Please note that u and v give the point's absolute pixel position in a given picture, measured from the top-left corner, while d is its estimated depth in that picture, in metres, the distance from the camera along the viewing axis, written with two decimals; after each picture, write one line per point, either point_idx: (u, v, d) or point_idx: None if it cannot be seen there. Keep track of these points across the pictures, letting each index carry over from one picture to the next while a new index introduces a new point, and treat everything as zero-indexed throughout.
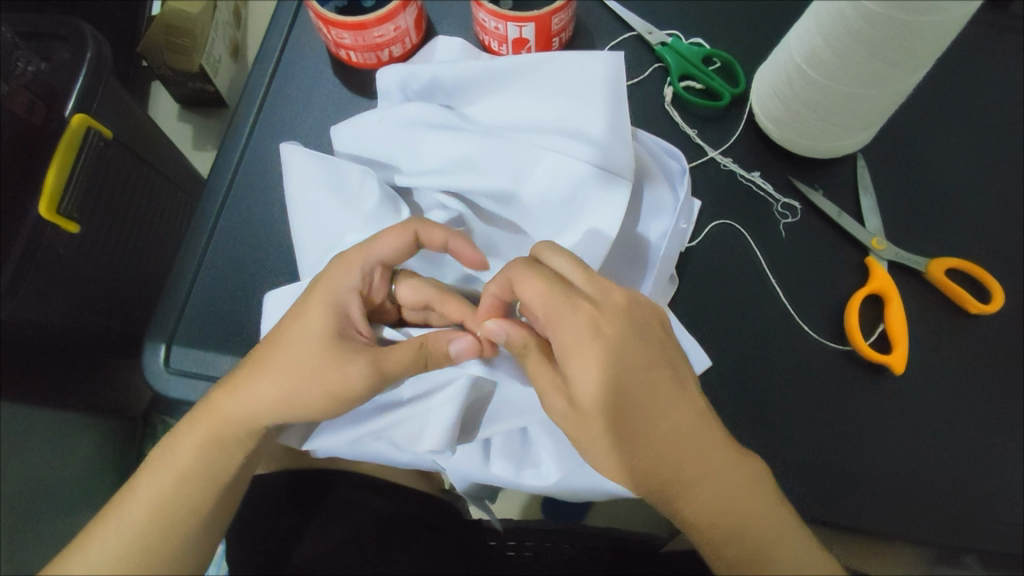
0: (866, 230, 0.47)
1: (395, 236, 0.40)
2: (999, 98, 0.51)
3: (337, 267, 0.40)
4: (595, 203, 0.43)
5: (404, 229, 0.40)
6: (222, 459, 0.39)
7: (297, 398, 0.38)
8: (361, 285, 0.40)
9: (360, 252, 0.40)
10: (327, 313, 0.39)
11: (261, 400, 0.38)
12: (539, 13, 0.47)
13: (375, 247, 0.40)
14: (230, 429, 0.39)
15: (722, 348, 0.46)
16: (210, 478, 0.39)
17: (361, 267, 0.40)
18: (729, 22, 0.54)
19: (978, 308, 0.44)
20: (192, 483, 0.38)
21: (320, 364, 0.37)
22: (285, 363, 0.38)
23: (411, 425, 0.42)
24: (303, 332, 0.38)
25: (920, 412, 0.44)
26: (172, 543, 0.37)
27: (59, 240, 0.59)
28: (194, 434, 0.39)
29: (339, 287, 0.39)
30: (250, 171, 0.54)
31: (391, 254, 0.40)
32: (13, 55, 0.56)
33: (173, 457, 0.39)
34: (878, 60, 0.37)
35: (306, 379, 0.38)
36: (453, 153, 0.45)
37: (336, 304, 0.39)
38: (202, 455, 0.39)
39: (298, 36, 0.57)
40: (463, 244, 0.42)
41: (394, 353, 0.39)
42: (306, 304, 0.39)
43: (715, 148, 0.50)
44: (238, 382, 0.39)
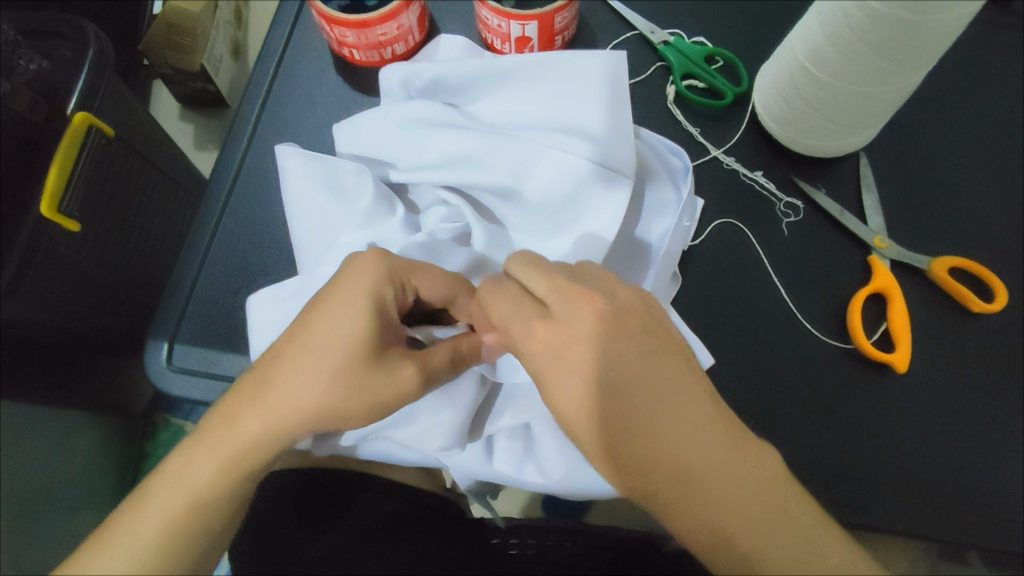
0: (869, 229, 0.47)
1: (448, 281, 0.40)
2: (1000, 97, 0.51)
3: (376, 277, 0.37)
4: (596, 200, 0.43)
5: (453, 284, 0.40)
6: (241, 477, 0.38)
7: (332, 408, 0.37)
8: (396, 296, 0.38)
9: (405, 271, 0.38)
10: (373, 326, 0.37)
11: (293, 412, 0.37)
12: (542, 12, 0.47)
13: (422, 275, 0.39)
14: (250, 449, 0.37)
15: (725, 346, 0.46)
16: (228, 493, 0.38)
17: (401, 283, 0.38)
18: (731, 21, 0.54)
19: (981, 307, 0.44)
20: (207, 496, 0.38)
21: (361, 380, 0.36)
22: (319, 370, 0.36)
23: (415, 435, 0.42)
24: (336, 342, 0.36)
25: (922, 411, 0.44)
26: (189, 553, 0.38)
27: (60, 240, 0.59)
28: (213, 455, 0.38)
29: (380, 298, 0.37)
30: (252, 170, 0.54)
31: (431, 290, 0.39)
32: (15, 54, 0.56)
33: (187, 474, 0.38)
34: (882, 58, 0.37)
35: (339, 395, 0.36)
36: (454, 151, 0.45)
37: (379, 318, 0.37)
38: (221, 476, 0.38)
39: (300, 34, 0.57)
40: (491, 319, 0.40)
41: (437, 354, 0.38)
42: (341, 314, 0.37)
43: (718, 147, 0.50)
44: (258, 397, 0.37)
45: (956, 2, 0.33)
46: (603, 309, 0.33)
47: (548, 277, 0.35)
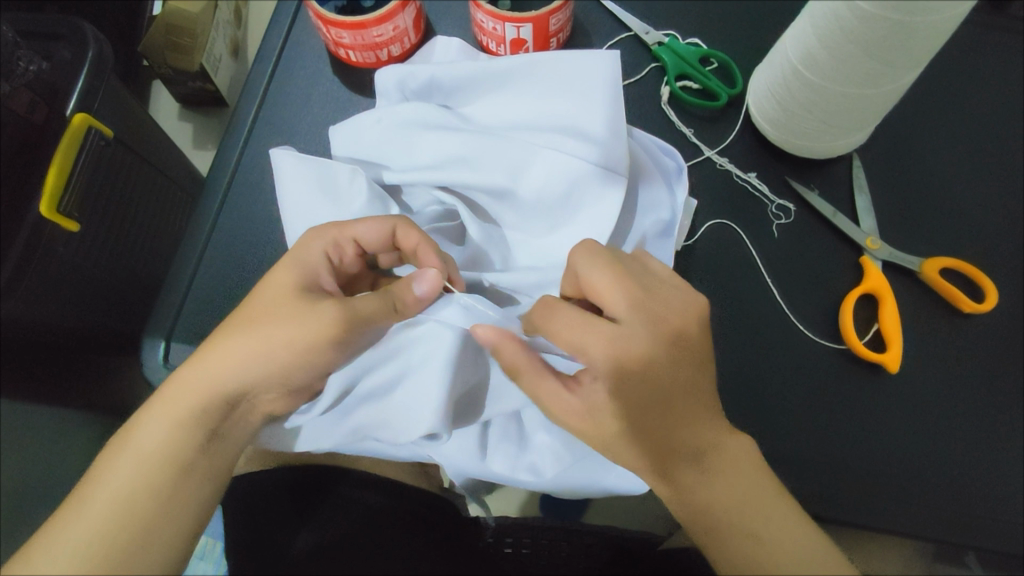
0: (861, 230, 0.47)
1: (377, 226, 0.41)
2: (992, 99, 0.51)
3: (316, 236, 0.41)
4: (590, 199, 0.43)
5: (384, 221, 0.41)
6: (184, 436, 0.39)
7: (265, 349, 0.39)
8: (331, 250, 0.42)
9: (338, 226, 0.41)
10: (300, 273, 0.41)
11: (227, 361, 0.39)
12: (537, 14, 0.47)
13: (351, 224, 0.41)
14: (193, 401, 0.39)
15: (718, 346, 0.46)
16: (168, 451, 0.38)
17: (334, 237, 0.41)
18: (726, 23, 0.54)
19: (971, 307, 0.44)
20: (155, 458, 0.38)
21: (291, 315, 0.39)
22: (258, 317, 0.39)
23: (407, 409, 0.41)
24: (272, 291, 0.40)
25: (912, 410, 0.44)
26: (137, 519, 0.37)
27: (59, 239, 0.60)
28: (155, 418, 0.39)
29: (310, 255, 0.41)
30: (249, 170, 0.54)
31: (367, 237, 0.41)
32: (15, 54, 0.58)
33: (132, 440, 0.38)
34: (873, 60, 0.38)
35: (272, 336, 0.39)
36: (448, 152, 0.45)
37: (306, 267, 0.41)
38: (164, 434, 0.38)
39: (298, 34, 0.58)
40: (430, 253, 0.41)
41: (365, 300, 0.39)
42: (274, 274, 0.41)
43: (711, 148, 0.50)
44: (199, 355, 0.40)
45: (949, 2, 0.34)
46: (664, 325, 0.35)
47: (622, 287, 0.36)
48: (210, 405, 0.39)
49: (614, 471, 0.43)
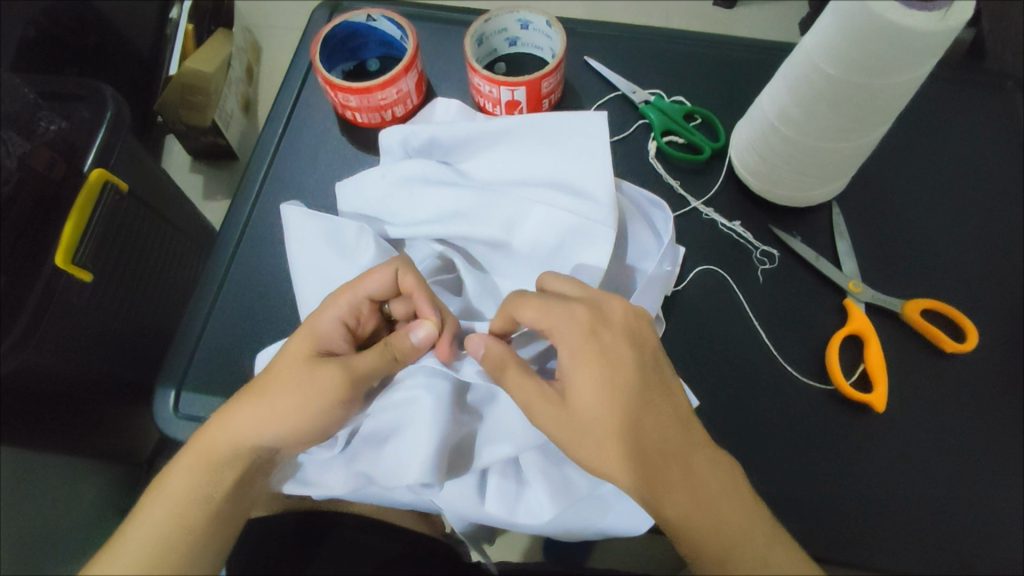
0: (843, 274, 0.49)
1: (377, 277, 0.42)
2: (960, 147, 0.54)
3: (330, 304, 0.42)
4: (581, 250, 0.45)
5: (385, 267, 0.42)
6: (209, 483, 0.40)
7: (287, 412, 0.40)
8: (347, 316, 0.43)
9: (348, 288, 0.42)
10: (314, 338, 0.42)
11: (247, 423, 0.40)
12: (530, 78, 0.51)
13: (359, 285, 0.42)
14: (221, 454, 0.41)
15: (710, 388, 0.47)
16: (198, 496, 0.40)
17: (347, 302, 0.42)
18: (708, 81, 0.58)
19: (953, 347, 0.46)
20: (182, 504, 0.39)
21: (307, 379, 0.40)
22: (280, 380, 0.41)
23: (395, 461, 0.42)
24: (292, 354, 0.42)
25: (901, 449, 0.45)
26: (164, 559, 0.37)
27: (73, 288, 0.62)
28: (187, 463, 0.40)
29: (324, 318, 0.42)
30: (260, 225, 0.57)
31: (378, 291, 0.42)
32: (36, 116, 0.64)
33: (166, 486, 0.40)
34: (843, 116, 0.41)
35: (293, 399, 0.40)
36: (448, 207, 0.48)
37: (320, 332, 0.42)
38: (195, 483, 0.40)
39: (307, 97, 0.62)
40: (425, 301, 0.42)
41: (366, 354, 0.41)
42: (293, 336, 0.42)
43: (697, 199, 0.53)
44: (228, 409, 0.41)
45: (911, 60, 0.37)
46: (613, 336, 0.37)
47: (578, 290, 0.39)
48: (237, 459, 0.41)
49: (611, 512, 0.44)
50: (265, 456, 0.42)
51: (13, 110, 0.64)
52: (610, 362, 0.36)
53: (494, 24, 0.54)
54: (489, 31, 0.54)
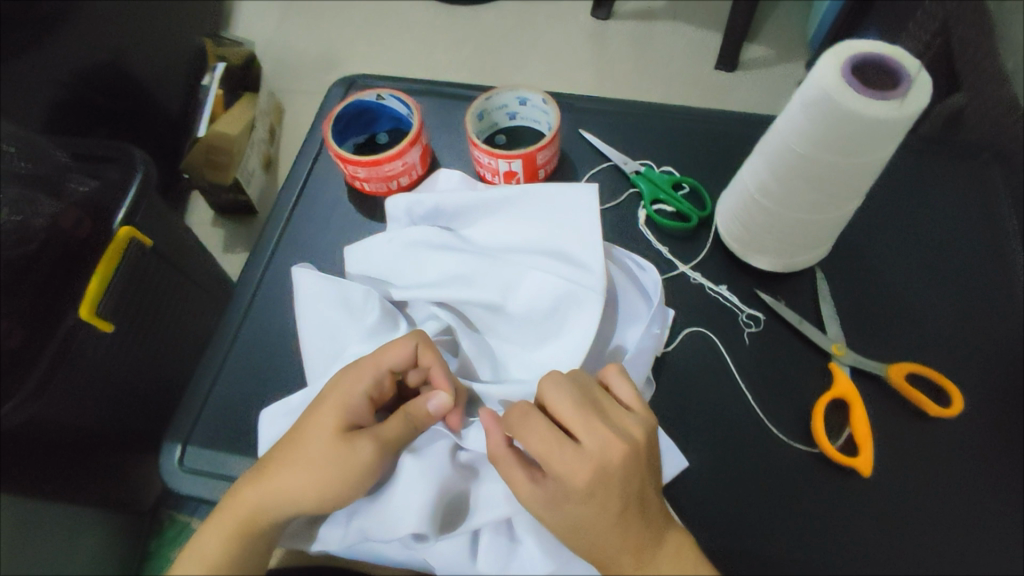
0: (827, 337, 0.50)
1: (399, 350, 0.43)
2: (938, 214, 0.57)
3: (355, 376, 0.43)
4: (574, 315, 0.47)
5: (407, 340, 0.44)
6: (243, 550, 0.41)
7: (319, 486, 0.41)
8: (371, 388, 0.43)
9: (372, 360, 0.43)
10: (342, 411, 0.42)
11: (279, 496, 0.41)
12: (526, 151, 0.55)
13: (382, 357, 0.43)
14: (256, 524, 0.41)
15: (699, 449, 0.48)
16: (233, 568, 0.40)
17: (372, 375, 0.43)
18: (696, 153, 0.61)
19: (936, 411, 0.47)
20: (217, 574, 0.40)
21: (337, 453, 0.41)
22: (309, 452, 0.41)
23: (397, 516, 0.42)
24: (318, 427, 0.42)
25: (888, 514, 0.45)
26: None
27: (91, 343, 0.66)
28: (219, 533, 0.41)
29: (351, 391, 0.42)
30: (271, 286, 0.60)
31: (400, 363, 0.43)
32: (66, 178, 0.67)
33: (200, 557, 0.40)
34: (818, 191, 0.44)
35: (324, 472, 0.41)
36: (449, 271, 0.51)
37: (348, 407, 0.42)
38: (228, 554, 0.40)
39: (321, 167, 0.66)
40: (440, 373, 0.44)
41: (390, 424, 0.43)
42: (317, 407, 0.43)
43: (685, 264, 0.55)
44: (257, 478, 0.42)
45: (876, 142, 0.39)
46: (603, 466, 0.37)
47: (577, 410, 0.39)
48: (269, 526, 0.41)
49: None
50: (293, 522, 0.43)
51: (44, 172, 0.66)
52: (598, 497, 0.37)
53: (495, 101, 0.59)
54: (490, 108, 0.59)
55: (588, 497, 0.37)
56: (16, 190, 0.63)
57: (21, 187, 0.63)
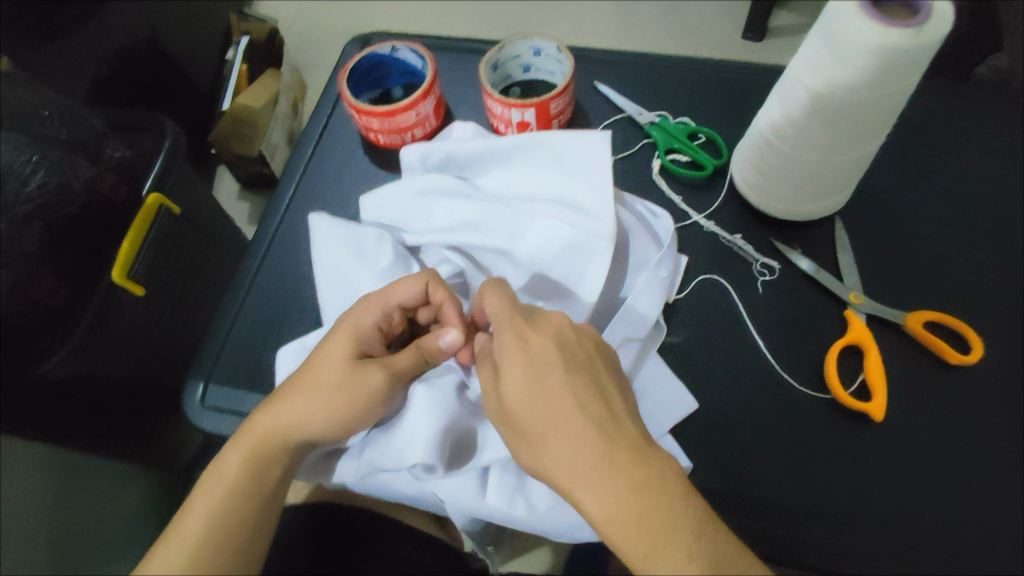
0: (844, 285, 0.49)
1: (409, 286, 0.44)
2: (965, 163, 0.55)
3: (365, 309, 0.45)
4: (583, 260, 0.48)
5: (418, 279, 0.45)
6: (266, 468, 0.41)
7: (334, 410, 0.43)
8: (381, 321, 0.45)
9: (383, 295, 0.45)
10: (353, 341, 0.44)
11: (295, 417, 0.42)
12: (539, 100, 0.54)
13: (392, 293, 0.45)
14: (273, 445, 0.42)
15: (709, 394, 0.48)
16: (253, 490, 0.40)
17: (382, 309, 0.45)
18: (713, 103, 0.60)
19: (958, 358, 0.45)
20: (235, 488, 0.40)
21: (349, 380, 0.43)
22: (323, 378, 0.43)
23: (407, 443, 0.43)
24: (332, 356, 0.44)
25: (901, 460, 0.45)
26: (226, 547, 0.37)
27: (127, 302, 0.69)
28: (239, 449, 0.41)
29: (362, 323, 0.44)
30: (287, 235, 0.61)
31: (408, 300, 0.45)
32: (103, 144, 0.69)
33: (220, 472, 0.40)
34: (833, 129, 0.42)
35: (338, 396, 0.43)
36: (460, 218, 0.51)
37: (359, 337, 0.44)
38: (246, 473, 0.40)
39: (336, 121, 0.67)
40: (453, 309, 0.45)
41: (400, 355, 0.45)
42: (331, 337, 0.45)
43: (700, 213, 0.55)
44: (275, 402, 0.43)
45: (895, 73, 0.38)
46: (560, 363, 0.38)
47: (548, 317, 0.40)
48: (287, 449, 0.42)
49: None
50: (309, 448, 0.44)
51: (82, 137, 0.67)
52: (559, 393, 0.37)
53: (507, 52, 0.58)
54: (504, 58, 0.58)
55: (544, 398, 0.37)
56: (57, 154, 0.64)
57: (61, 151, 0.65)
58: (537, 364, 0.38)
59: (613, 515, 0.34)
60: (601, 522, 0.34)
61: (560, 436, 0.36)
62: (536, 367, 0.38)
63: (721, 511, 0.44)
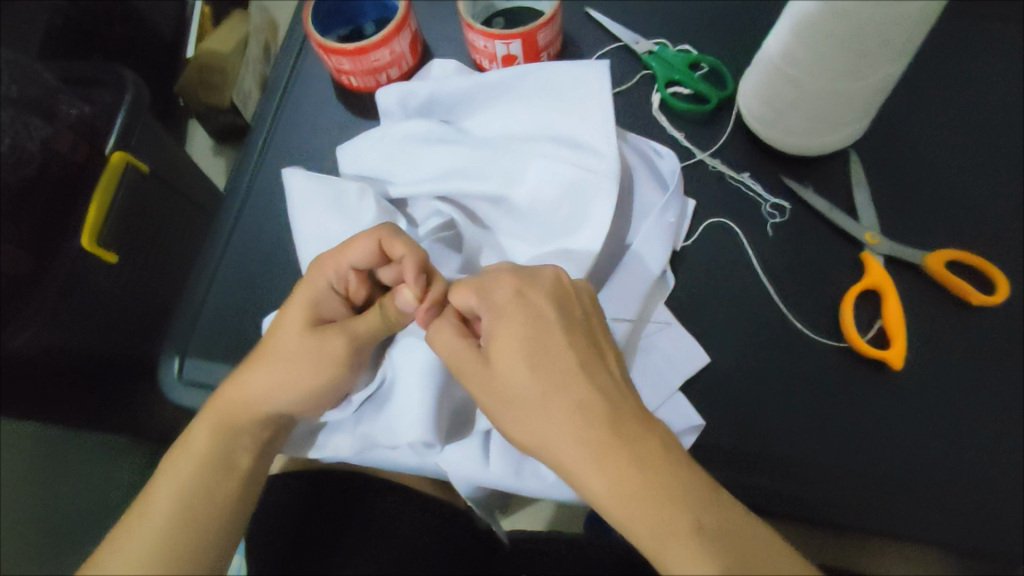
0: (860, 225, 0.46)
1: (361, 245, 0.39)
2: (991, 85, 0.50)
3: (317, 272, 0.40)
4: (586, 206, 0.43)
5: (369, 236, 0.39)
6: (230, 448, 0.39)
7: (295, 381, 0.39)
8: (336, 283, 0.40)
9: (333, 256, 0.40)
10: (308, 307, 0.40)
11: (256, 393, 0.39)
12: (525, 30, 0.49)
13: (344, 254, 0.39)
14: (238, 422, 0.39)
15: (717, 347, 0.45)
16: (220, 466, 0.38)
17: (334, 271, 0.40)
18: (717, 28, 0.55)
19: (981, 300, 0.43)
20: (201, 466, 0.38)
21: (308, 349, 0.39)
22: (282, 348, 0.40)
23: (401, 419, 0.41)
24: (288, 325, 0.40)
25: (919, 408, 0.43)
26: (198, 526, 0.36)
27: (96, 269, 0.65)
28: (206, 420, 0.39)
29: (316, 287, 0.40)
30: (258, 195, 0.57)
31: (363, 260, 0.39)
32: (58, 101, 0.61)
33: (189, 448, 0.39)
34: (853, 53, 0.38)
35: (299, 367, 0.39)
36: (448, 165, 0.46)
37: (315, 302, 0.40)
38: (213, 449, 0.38)
39: (304, 64, 0.61)
40: (413, 269, 0.38)
41: (362, 319, 0.40)
42: (288, 304, 0.41)
43: (704, 152, 0.50)
44: (236, 376, 0.40)
45: None
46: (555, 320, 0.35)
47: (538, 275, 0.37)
48: (255, 424, 0.40)
49: None
50: (283, 422, 0.41)
51: (34, 94, 0.59)
52: (552, 350, 0.34)
53: None
54: None
55: (536, 356, 0.34)
56: (8, 112, 0.56)
57: (14, 110, 0.57)
58: (534, 325, 0.35)
59: (625, 495, 0.31)
60: (608, 502, 0.31)
61: (560, 394, 0.33)
62: (530, 329, 0.35)
63: (732, 468, 0.42)
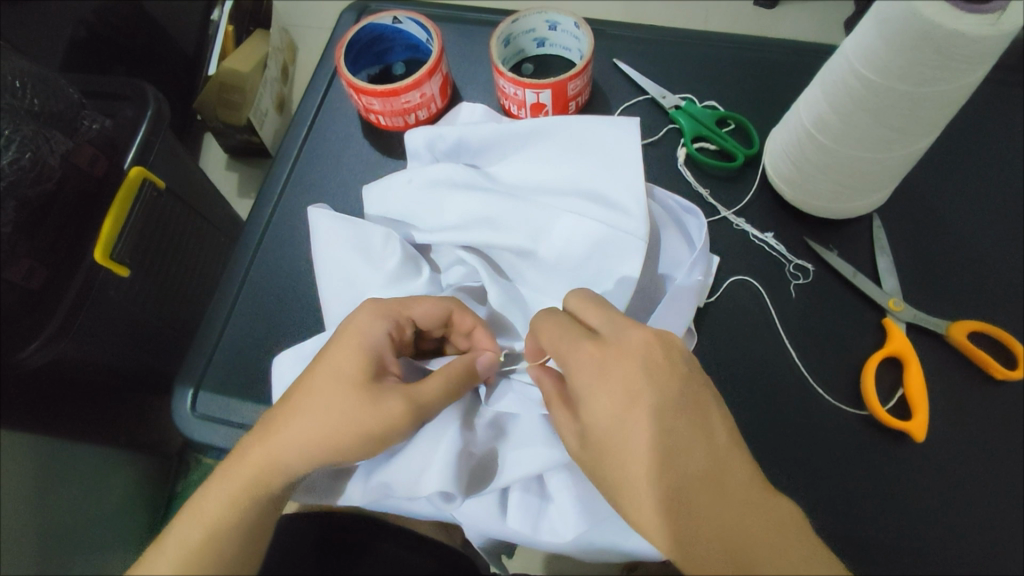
0: (883, 291, 0.46)
1: (435, 306, 0.43)
2: (1013, 156, 0.51)
3: (373, 316, 0.41)
4: (609, 262, 0.44)
5: (441, 304, 0.43)
6: (254, 508, 0.36)
7: (340, 439, 0.37)
8: (392, 330, 0.41)
9: (399, 305, 0.42)
10: (363, 357, 0.39)
11: (294, 447, 0.37)
12: (556, 80, 0.49)
13: (413, 307, 0.42)
14: (263, 478, 0.37)
15: (738, 407, 0.45)
16: (238, 526, 0.36)
17: (395, 319, 0.41)
18: (743, 86, 0.56)
19: (1003, 373, 0.43)
20: (217, 528, 0.36)
21: (360, 403, 0.37)
22: (325, 399, 0.38)
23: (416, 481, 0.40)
24: (337, 373, 0.38)
25: (940, 480, 0.42)
26: None
27: (111, 283, 0.64)
28: (226, 485, 0.37)
29: (371, 335, 0.40)
30: (280, 227, 0.57)
31: (426, 317, 0.43)
32: (80, 115, 0.61)
33: (200, 506, 0.36)
34: (885, 125, 0.38)
35: (343, 421, 0.37)
36: (472, 213, 0.47)
37: (368, 348, 0.39)
38: (233, 509, 0.36)
39: (332, 99, 0.62)
40: (485, 334, 0.43)
41: (427, 383, 0.39)
42: (334, 350, 0.40)
43: (728, 208, 0.51)
44: (269, 429, 0.38)
45: (961, 66, 0.34)
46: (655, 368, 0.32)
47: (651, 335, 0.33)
48: (282, 483, 0.37)
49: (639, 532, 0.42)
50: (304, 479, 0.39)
51: (57, 108, 0.58)
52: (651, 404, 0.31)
53: (521, 25, 0.52)
54: (517, 32, 0.53)
55: (625, 410, 0.32)
56: (31, 126, 0.55)
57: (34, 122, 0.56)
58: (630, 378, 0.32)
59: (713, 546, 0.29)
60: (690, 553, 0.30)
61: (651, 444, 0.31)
62: (630, 380, 0.32)
63: None
